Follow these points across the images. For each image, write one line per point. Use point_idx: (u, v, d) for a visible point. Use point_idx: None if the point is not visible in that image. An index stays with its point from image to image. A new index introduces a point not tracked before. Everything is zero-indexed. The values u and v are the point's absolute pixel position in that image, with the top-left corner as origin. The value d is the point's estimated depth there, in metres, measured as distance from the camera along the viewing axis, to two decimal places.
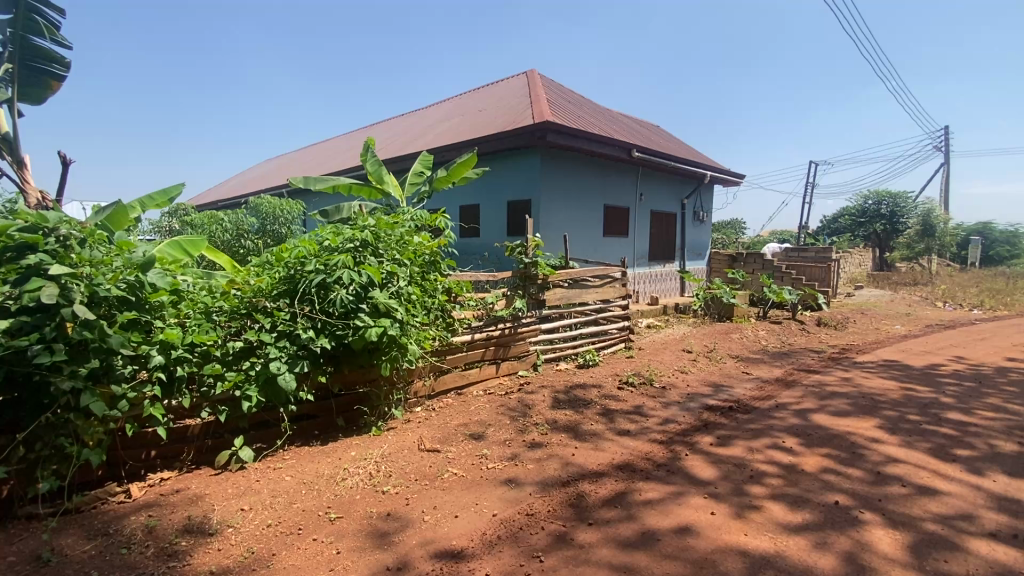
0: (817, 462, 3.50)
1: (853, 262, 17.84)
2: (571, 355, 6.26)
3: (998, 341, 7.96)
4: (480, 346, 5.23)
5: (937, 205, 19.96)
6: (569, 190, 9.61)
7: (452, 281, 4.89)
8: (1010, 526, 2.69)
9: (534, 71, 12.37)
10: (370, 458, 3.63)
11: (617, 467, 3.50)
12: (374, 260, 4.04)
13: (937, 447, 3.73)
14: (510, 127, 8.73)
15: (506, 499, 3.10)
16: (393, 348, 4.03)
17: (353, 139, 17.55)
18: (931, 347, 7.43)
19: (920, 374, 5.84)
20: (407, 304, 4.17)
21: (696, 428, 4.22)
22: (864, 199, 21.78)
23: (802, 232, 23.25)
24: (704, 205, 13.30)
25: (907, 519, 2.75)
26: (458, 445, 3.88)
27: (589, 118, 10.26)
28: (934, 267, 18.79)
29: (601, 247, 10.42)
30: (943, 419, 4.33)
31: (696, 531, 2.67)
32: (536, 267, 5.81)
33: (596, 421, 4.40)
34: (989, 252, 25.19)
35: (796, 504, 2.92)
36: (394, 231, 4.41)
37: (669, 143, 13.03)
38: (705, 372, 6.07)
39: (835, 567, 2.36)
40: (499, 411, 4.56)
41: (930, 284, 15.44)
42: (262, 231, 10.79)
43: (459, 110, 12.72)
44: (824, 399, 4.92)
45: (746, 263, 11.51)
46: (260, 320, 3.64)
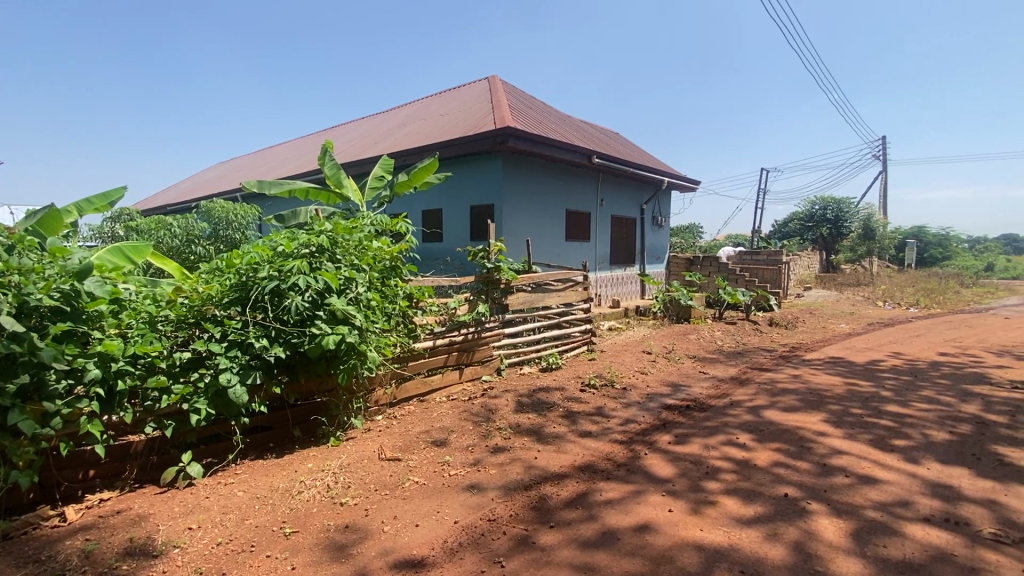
0: (769, 456, 3.64)
1: (801, 264, 18.80)
2: (535, 358, 6.29)
3: (931, 337, 8.52)
4: (443, 351, 5.16)
5: (876, 211, 21.25)
6: (531, 195, 9.68)
7: (413, 287, 4.81)
8: (943, 511, 2.87)
9: (498, 75, 12.42)
10: (328, 468, 3.54)
11: (579, 468, 3.53)
12: (332, 266, 3.95)
13: (878, 438, 3.95)
14: (471, 132, 8.71)
15: (468, 505, 3.07)
16: (351, 356, 3.93)
17: (311, 141, 17.20)
18: (872, 344, 7.88)
19: (862, 369, 6.18)
20: (366, 311, 4.09)
21: (656, 428, 4.31)
22: (812, 204, 22.77)
23: (756, 236, 24.26)
24: (662, 210, 13.67)
25: (849, 507, 2.90)
26: (420, 453, 3.83)
27: (550, 124, 10.39)
28: (875, 268, 19.87)
29: (563, 251, 10.54)
30: (883, 412, 4.59)
31: (654, 528, 2.72)
32: (500, 272, 5.83)
33: (559, 423, 4.44)
34: (924, 254, 26.87)
35: (748, 498, 3.03)
36: (352, 236, 4.34)
37: (629, 150, 13.35)
38: (664, 372, 6.23)
39: (784, 557, 2.45)
40: (463, 417, 4.53)
41: (872, 284, 16.37)
42: (214, 236, 10.41)
43: (420, 114, 12.62)
44: (776, 396, 5.14)
45: (703, 266, 11.94)
46: (209, 329, 3.50)
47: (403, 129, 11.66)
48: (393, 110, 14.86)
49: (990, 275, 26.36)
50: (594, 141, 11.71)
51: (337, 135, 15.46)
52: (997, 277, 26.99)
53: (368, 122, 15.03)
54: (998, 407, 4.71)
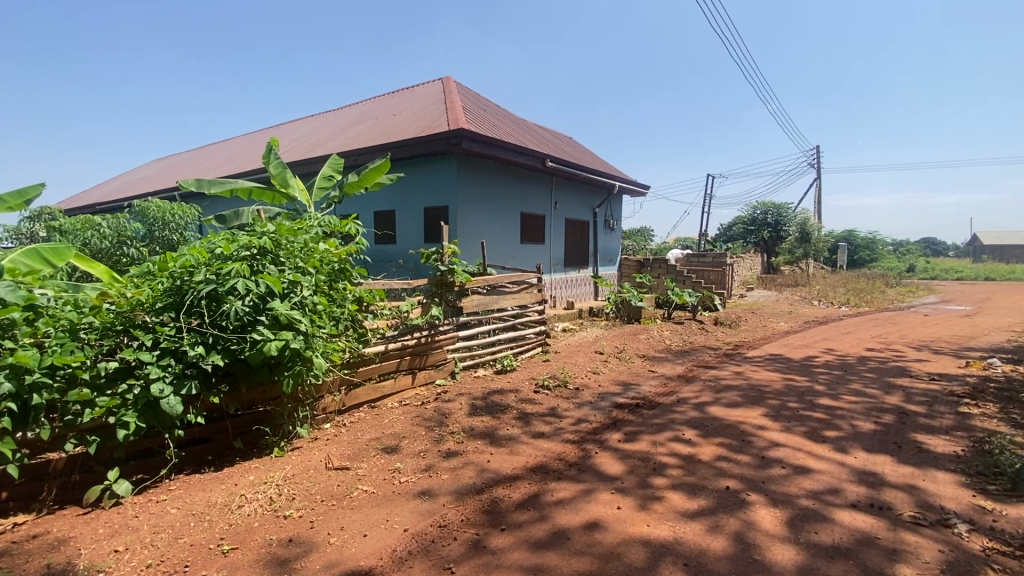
0: (713, 451, 3.78)
1: (745, 266, 19.73)
2: (489, 361, 6.27)
3: (860, 334, 9.15)
4: (394, 356, 5.05)
5: (811, 216, 22.60)
6: (486, 197, 9.67)
7: (363, 290, 4.71)
8: (868, 496, 3.07)
9: (451, 76, 12.34)
10: (271, 481, 3.39)
11: (531, 469, 3.55)
12: (275, 269, 3.80)
13: (811, 430, 4.19)
14: (424, 133, 8.61)
15: (419, 512, 3.02)
16: (296, 362, 3.78)
17: (256, 138, 16.50)
18: (808, 341, 8.37)
19: (799, 365, 6.54)
20: (312, 315, 3.94)
21: (607, 426, 4.40)
22: (753, 209, 23.91)
23: (702, 239, 25.32)
24: (614, 213, 14.00)
25: (785, 497, 3.06)
26: (369, 461, 3.73)
27: (504, 127, 10.43)
28: (811, 270, 21.11)
29: (518, 253, 10.59)
30: (817, 405, 4.88)
31: (604, 526, 2.76)
32: (453, 274, 5.80)
33: (512, 425, 4.44)
34: (854, 255, 28.78)
35: (692, 492, 3.13)
36: (297, 238, 4.19)
37: (581, 154, 13.59)
38: (616, 371, 6.37)
39: (725, 548, 2.54)
40: (415, 423, 4.45)
41: (808, 285, 17.40)
42: (149, 238, 9.82)
43: (372, 113, 12.36)
44: (720, 392, 5.36)
45: (653, 268, 12.32)
46: (139, 337, 3.28)
47: (355, 129, 11.38)
48: (344, 109, 14.49)
49: (911, 275, 28.60)
50: (548, 145, 11.84)
51: (284, 132, 14.90)
52: (917, 277, 29.32)
53: (318, 120, 14.58)
54: (916, 398, 5.10)
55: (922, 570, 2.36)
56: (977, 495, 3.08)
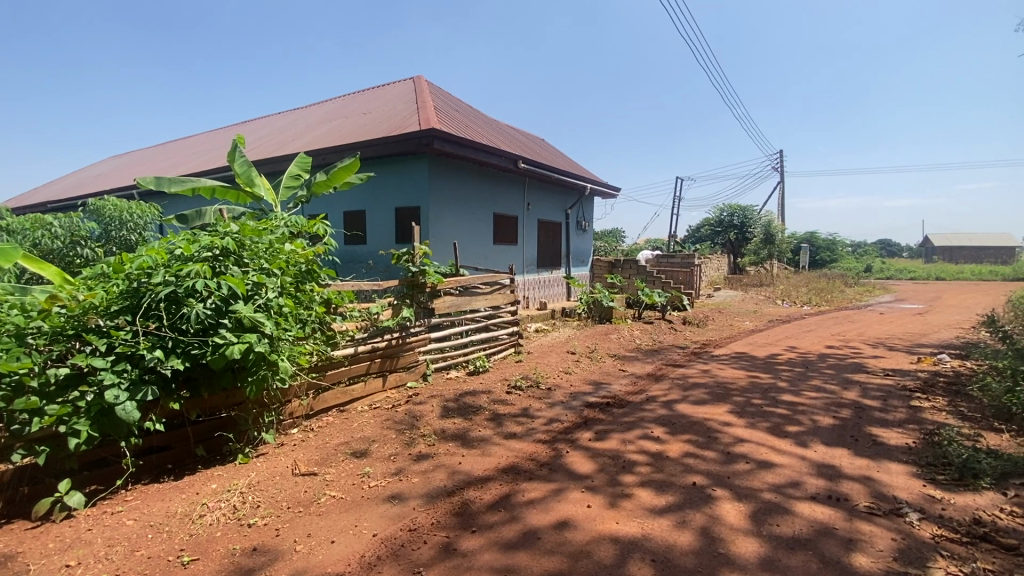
0: (680, 448, 3.86)
1: (713, 266, 20.23)
2: (461, 362, 6.24)
3: (820, 332, 9.50)
4: (364, 359, 4.96)
5: (775, 218, 23.36)
6: (458, 198, 9.63)
7: (331, 292, 4.62)
8: (827, 489, 3.19)
9: (423, 76, 12.24)
10: (234, 488, 3.29)
11: (502, 470, 3.55)
12: (238, 270, 3.70)
13: (774, 426, 4.32)
14: (395, 132, 8.52)
15: (388, 516, 2.98)
16: (261, 366, 3.68)
17: (220, 135, 15.99)
18: (772, 339, 8.64)
19: (763, 363, 6.74)
20: (278, 318, 3.85)
21: (578, 426, 4.44)
22: (720, 211, 24.57)
23: (672, 240, 25.86)
24: (586, 215, 14.14)
25: (749, 491, 3.15)
26: (338, 466, 3.66)
27: (476, 128, 10.42)
28: (775, 270, 21.83)
29: (491, 254, 10.58)
30: (780, 401, 5.04)
31: (574, 525, 2.79)
32: (425, 275, 5.74)
33: (484, 427, 4.43)
34: (816, 256, 29.86)
35: (661, 488, 3.19)
36: (261, 238, 4.08)
37: (553, 156, 13.69)
38: (587, 371, 6.43)
39: (691, 542, 2.60)
40: (385, 426, 4.39)
41: (772, 285, 17.97)
42: (105, 238, 9.41)
43: (342, 111, 12.15)
44: (688, 390, 5.48)
45: (624, 268, 12.51)
46: (93, 342, 3.14)
47: (324, 127, 11.16)
48: (312, 107, 14.20)
49: (867, 275, 29.87)
50: (520, 146, 11.88)
51: (250, 130, 14.49)
52: (873, 277, 30.65)
53: (285, 117, 14.24)
54: (872, 393, 5.33)
55: (876, 558, 2.47)
56: (927, 485, 3.24)
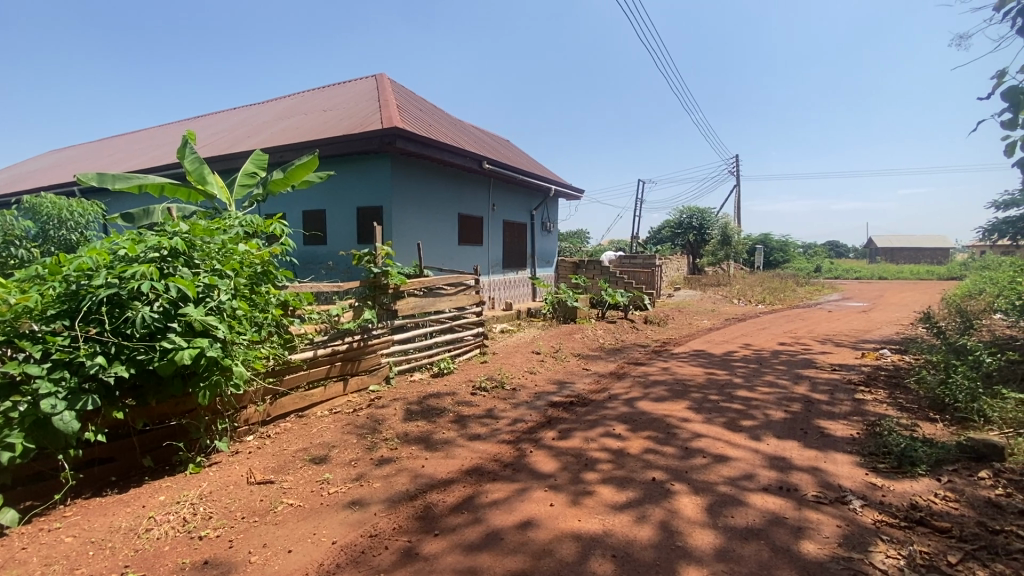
0: (640, 444, 3.95)
1: (673, 266, 20.80)
2: (425, 364, 6.17)
3: (773, 329, 9.92)
4: (324, 362, 4.85)
5: (731, 220, 24.23)
6: (422, 198, 9.53)
7: (288, 294, 4.47)
8: (778, 480, 3.33)
9: (385, 73, 12.03)
10: (184, 500, 3.15)
11: (466, 472, 3.54)
12: (187, 272, 3.55)
13: (730, 421, 4.48)
14: (356, 130, 8.35)
15: (348, 523, 2.92)
16: (213, 371, 3.54)
17: (170, 130, 15.25)
18: (729, 337, 8.96)
19: (720, 360, 6.98)
20: (231, 321, 3.71)
21: (542, 425, 4.47)
22: (680, 214, 25.31)
23: (634, 241, 26.43)
24: (551, 216, 14.26)
25: (705, 484, 3.25)
26: (296, 473, 3.56)
27: (440, 128, 10.35)
28: (731, 270, 22.67)
29: (455, 255, 10.52)
30: (735, 396, 5.23)
31: (536, 524, 2.81)
32: (387, 276, 5.64)
33: (448, 429, 4.40)
34: (770, 257, 31.13)
35: (622, 484, 3.25)
36: (213, 238, 3.93)
37: (518, 157, 13.75)
38: (552, 371, 6.49)
39: (651, 537, 2.66)
40: (346, 431, 4.30)
41: (729, 284, 18.63)
42: (42, 237, 8.83)
43: (301, 108, 11.81)
44: (648, 387, 5.61)
45: (588, 269, 12.70)
46: (26, 348, 2.94)
47: (282, 124, 10.82)
48: (268, 103, 13.76)
49: (817, 275, 31.39)
50: (485, 147, 11.87)
51: (202, 125, 13.88)
52: (822, 277, 32.22)
53: (240, 113, 13.72)
54: (821, 387, 5.60)
55: (823, 544, 2.59)
56: (870, 473, 3.43)
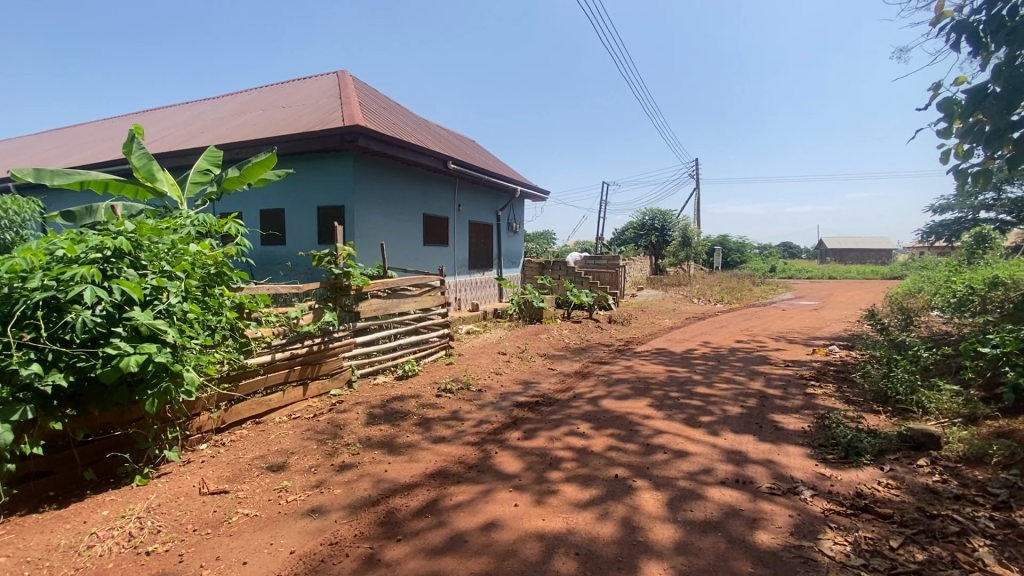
0: (604, 442, 4.01)
1: (637, 266, 21.23)
2: (390, 367, 6.07)
3: (731, 327, 10.28)
4: (282, 367, 4.70)
5: (691, 222, 24.97)
6: (386, 198, 9.38)
7: (244, 296, 4.29)
8: (734, 473, 3.45)
9: (347, 70, 11.78)
10: (130, 514, 2.99)
11: (430, 475, 3.50)
12: (134, 273, 3.37)
13: (690, 417, 4.60)
14: (316, 128, 8.15)
15: (307, 531, 2.84)
16: (162, 378, 3.37)
17: (116, 124, 14.46)
18: (689, 335, 9.23)
19: (680, 358, 7.18)
20: (181, 325, 3.55)
21: (507, 426, 4.47)
22: (643, 215, 25.90)
23: (599, 242, 26.85)
24: (517, 217, 14.31)
25: (666, 480, 3.33)
26: (252, 482, 3.43)
27: (404, 127, 10.22)
28: (692, 271, 23.35)
29: (420, 255, 10.41)
30: (695, 393, 5.39)
31: (501, 525, 2.80)
32: (349, 277, 5.51)
33: (412, 432, 4.35)
34: (728, 257, 32.24)
35: (585, 482, 3.29)
36: (162, 238, 3.75)
37: (484, 158, 13.73)
38: (517, 371, 6.51)
39: (613, 533, 2.70)
40: (306, 437, 4.18)
41: (689, 284, 19.19)
42: None
43: (258, 104, 11.41)
44: (612, 386, 5.71)
45: (553, 269, 12.82)
46: None
47: (238, 119, 10.43)
48: (222, 97, 13.22)
49: (772, 275, 32.72)
50: (450, 147, 11.80)
51: (151, 120, 13.21)
52: (777, 277, 33.58)
53: (193, 107, 13.14)
54: (775, 382, 5.84)
55: (775, 534, 2.70)
56: (819, 464, 3.60)
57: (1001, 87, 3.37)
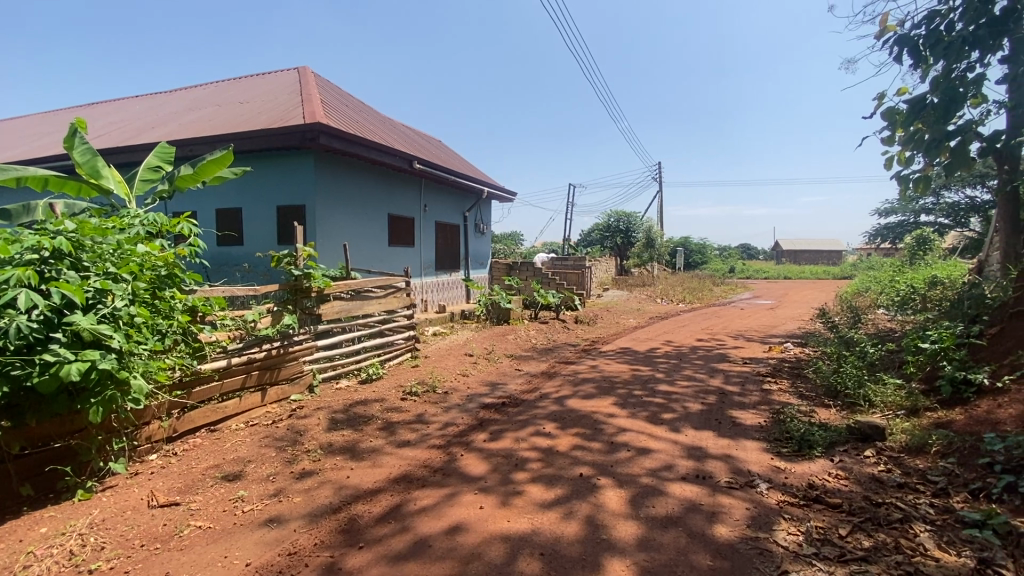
0: (569, 441, 4.04)
1: (602, 267, 21.56)
2: (353, 370, 5.95)
3: (693, 326, 10.57)
4: (239, 372, 4.52)
5: (655, 224, 25.57)
6: (349, 197, 9.20)
7: (197, 299, 4.11)
8: (695, 468, 3.54)
9: (308, 66, 11.48)
10: (71, 530, 2.82)
11: (394, 480, 3.44)
12: (75, 275, 3.19)
13: (652, 414, 4.70)
14: (276, 124, 7.91)
15: (264, 542, 2.75)
16: (107, 386, 3.19)
17: (57, 117, 13.62)
18: (652, 334, 9.43)
19: (644, 356, 7.32)
20: (128, 329, 3.38)
21: (473, 428, 4.45)
22: (608, 217, 26.35)
23: (565, 243, 27.14)
24: (484, 217, 14.28)
25: (629, 477, 3.38)
26: (205, 493, 3.29)
27: (368, 126, 10.03)
28: (655, 271, 23.89)
29: (385, 256, 10.26)
30: (658, 391, 5.50)
31: (466, 528, 2.78)
32: (309, 279, 5.39)
33: (376, 436, 4.27)
34: (690, 258, 33.16)
35: (550, 482, 3.31)
36: (106, 238, 3.56)
37: (450, 158, 13.64)
38: (484, 372, 6.49)
39: (577, 532, 2.73)
40: (264, 444, 4.04)
41: (653, 284, 19.63)
42: None
43: (213, 99, 10.98)
44: (578, 385, 5.77)
45: (520, 270, 12.87)
46: None
47: (192, 114, 10.01)
48: (175, 91, 12.67)
49: (731, 275, 33.88)
50: (416, 146, 11.68)
51: (96, 113, 12.51)
52: (736, 277, 34.77)
53: (142, 101, 12.53)
54: (733, 379, 6.04)
55: (733, 526, 2.78)
56: (774, 457, 3.74)
57: (938, 98, 3.68)
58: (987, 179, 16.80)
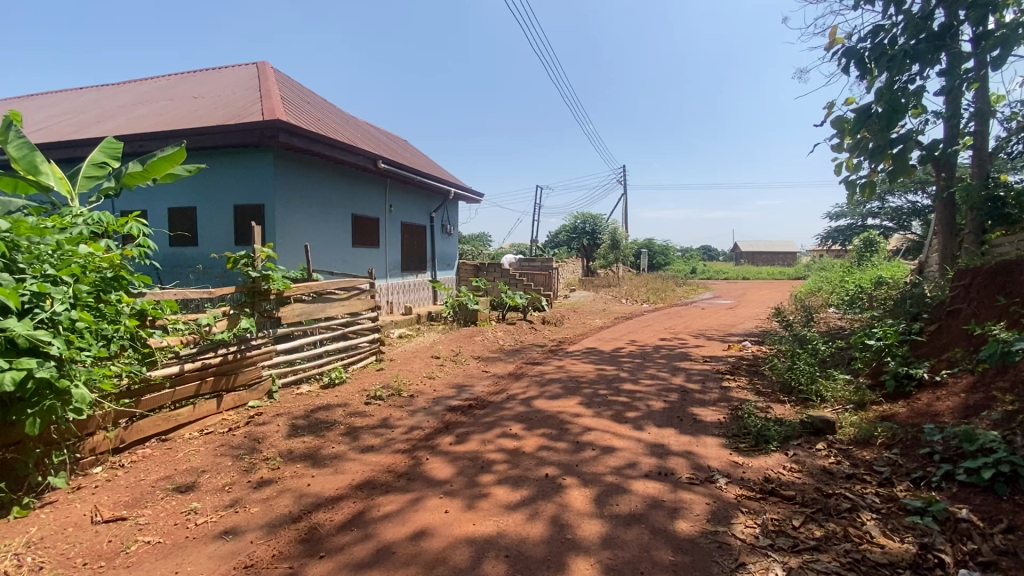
0: (535, 442, 4.05)
1: (569, 268, 21.78)
2: (315, 375, 5.79)
3: (657, 326, 10.81)
4: (192, 379, 4.33)
5: (620, 226, 26.04)
6: (311, 197, 8.97)
7: (146, 302, 3.91)
8: (657, 466, 3.61)
9: (267, 62, 11.13)
10: (5, 551, 2.63)
11: (357, 487, 3.37)
12: (9, 278, 2.99)
13: (617, 413, 4.77)
14: (233, 121, 7.64)
15: (219, 555, 2.64)
16: (45, 396, 3.01)
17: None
18: (617, 334, 9.58)
19: (609, 356, 7.43)
20: (69, 335, 3.19)
21: (439, 431, 4.41)
22: (575, 219, 26.68)
23: (533, 245, 27.29)
24: (450, 219, 14.19)
25: (593, 476, 3.42)
26: (155, 506, 3.14)
27: (330, 124, 9.81)
28: (621, 272, 24.33)
29: (349, 257, 10.05)
30: (622, 390, 5.59)
31: (430, 532, 2.75)
32: (268, 281, 5.23)
33: (338, 442, 4.17)
34: (654, 259, 33.93)
35: (516, 484, 3.32)
36: (45, 238, 3.35)
37: (416, 159, 13.50)
38: (450, 374, 6.44)
39: (543, 532, 2.74)
40: (220, 453, 3.88)
41: (619, 285, 19.97)
42: None
43: (166, 93, 10.51)
44: (544, 386, 5.80)
45: (488, 271, 12.84)
46: None
47: (141, 109, 9.54)
48: (123, 84, 12.06)
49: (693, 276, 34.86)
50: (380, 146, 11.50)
51: (34, 105, 11.75)
52: (698, 278, 35.78)
53: (86, 93, 11.86)
54: (694, 377, 6.20)
55: (693, 521, 2.85)
56: (733, 453, 3.86)
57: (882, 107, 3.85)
58: (926, 186, 17.87)
